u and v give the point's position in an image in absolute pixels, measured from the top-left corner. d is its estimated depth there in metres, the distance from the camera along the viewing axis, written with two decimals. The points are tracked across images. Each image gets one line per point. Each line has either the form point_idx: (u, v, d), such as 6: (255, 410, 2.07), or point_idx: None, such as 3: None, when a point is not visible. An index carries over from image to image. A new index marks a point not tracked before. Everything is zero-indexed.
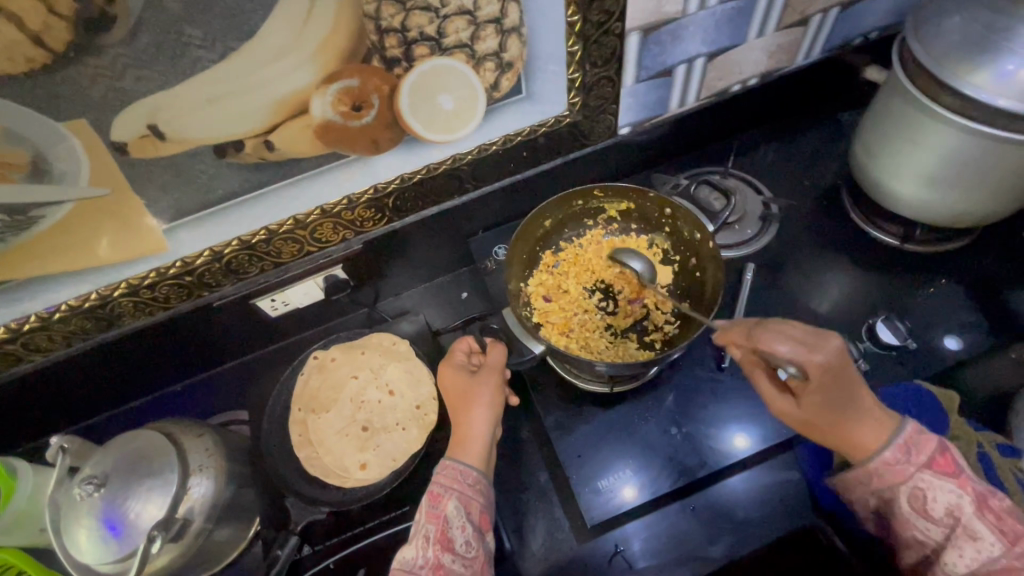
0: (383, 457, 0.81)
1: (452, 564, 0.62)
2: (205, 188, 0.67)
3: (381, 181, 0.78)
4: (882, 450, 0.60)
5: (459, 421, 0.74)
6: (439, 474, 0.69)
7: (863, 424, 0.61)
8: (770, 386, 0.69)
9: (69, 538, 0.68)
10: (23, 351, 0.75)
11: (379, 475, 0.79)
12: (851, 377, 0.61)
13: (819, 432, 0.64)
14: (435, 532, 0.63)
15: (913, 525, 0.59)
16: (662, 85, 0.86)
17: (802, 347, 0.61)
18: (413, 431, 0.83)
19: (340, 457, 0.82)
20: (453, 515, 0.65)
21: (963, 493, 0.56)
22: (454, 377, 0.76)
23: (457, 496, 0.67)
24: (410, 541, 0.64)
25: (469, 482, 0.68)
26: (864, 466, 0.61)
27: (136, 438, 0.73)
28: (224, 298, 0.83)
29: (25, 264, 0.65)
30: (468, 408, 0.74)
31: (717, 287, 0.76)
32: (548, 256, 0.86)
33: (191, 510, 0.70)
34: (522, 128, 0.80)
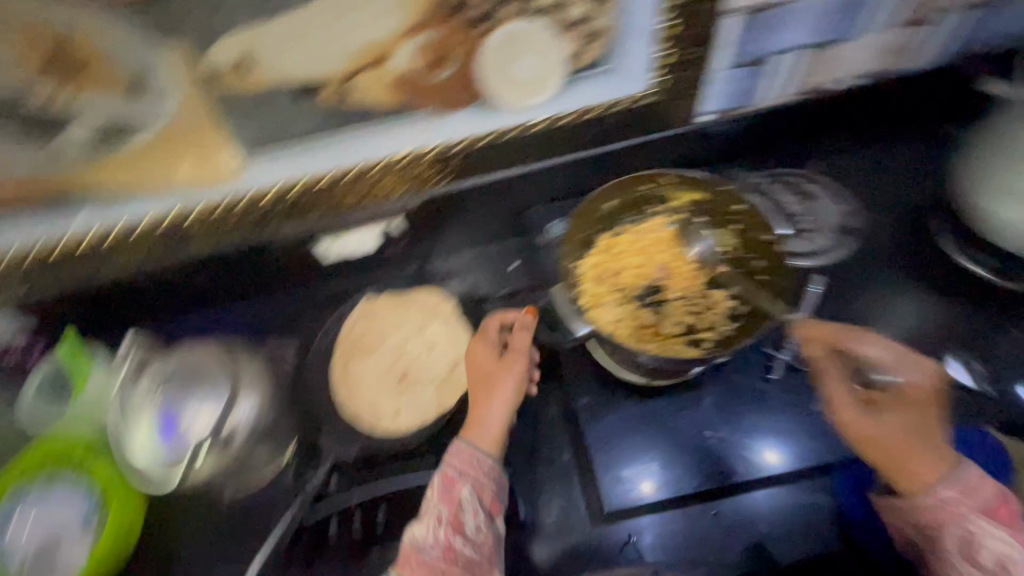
0: (414, 408, 0.84)
1: (462, 548, 0.65)
2: (284, 125, 0.69)
3: (451, 140, 0.79)
4: (938, 484, 0.63)
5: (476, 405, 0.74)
6: (454, 457, 0.71)
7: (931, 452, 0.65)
8: (843, 391, 0.71)
9: (130, 433, 0.81)
10: (104, 260, 0.80)
11: (409, 424, 0.82)
12: (929, 405, 0.70)
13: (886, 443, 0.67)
14: (447, 515, 0.66)
15: (953, 566, 0.61)
16: (755, 74, 0.81)
17: (892, 357, 0.72)
18: (445, 390, 0.84)
19: (373, 402, 0.84)
20: (466, 500, 0.67)
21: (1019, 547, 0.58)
22: (478, 361, 0.77)
23: (472, 483, 0.69)
24: (422, 519, 0.67)
25: (484, 468, 0.70)
26: (918, 497, 0.64)
27: (192, 355, 0.86)
28: (287, 236, 0.86)
29: (114, 175, 0.69)
30: (488, 395, 0.74)
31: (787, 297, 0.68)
32: (606, 238, 0.78)
33: (233, 427, 0.82)
34: (600, 103, 0.78)
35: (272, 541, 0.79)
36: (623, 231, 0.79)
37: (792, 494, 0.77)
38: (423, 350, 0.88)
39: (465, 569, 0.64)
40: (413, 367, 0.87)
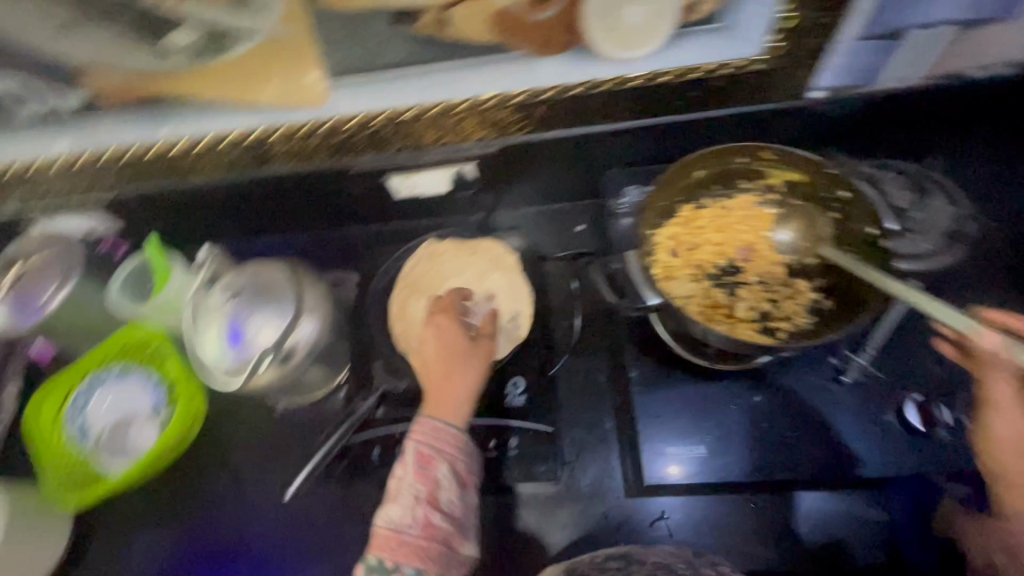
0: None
1: (440, 523, 0.65)
2: (377, 51, 0.69)
3: (540, 88, 0.74)
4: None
5: (442, 383, 0.73)
6: (424, 437, 0.69)
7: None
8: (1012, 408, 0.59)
9: (202, 333, 0.80)
10: (192, 167, 0.84)
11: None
12: None
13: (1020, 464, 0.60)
14: (424, 492, 0.66)
15: None
16: (884, 50, 0.72)
17: None
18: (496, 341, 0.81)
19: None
20: (442, 479, 0.67)
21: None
22: (446, 338, 0.76)
23: (448, 461, 0.68)
24: (394, 501, 0.66)
25: (457, 444, 0.70)
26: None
27: (265, 270, 0.82)
28: (363, 166, 0.86)
29: (207, 85, 0.71)
30: (455, 375, 0.73)
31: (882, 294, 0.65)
32: (689, 210, 0.75)
33: (295, 345, 0.79)
34: (708, 64, 0.72)
35: (318, 457, 0.84)
36: (707, 205, 0.76)
37: (846, 503, 0.73)
38: (480, 299, 0.86)
39: (442, 542, 0.65)
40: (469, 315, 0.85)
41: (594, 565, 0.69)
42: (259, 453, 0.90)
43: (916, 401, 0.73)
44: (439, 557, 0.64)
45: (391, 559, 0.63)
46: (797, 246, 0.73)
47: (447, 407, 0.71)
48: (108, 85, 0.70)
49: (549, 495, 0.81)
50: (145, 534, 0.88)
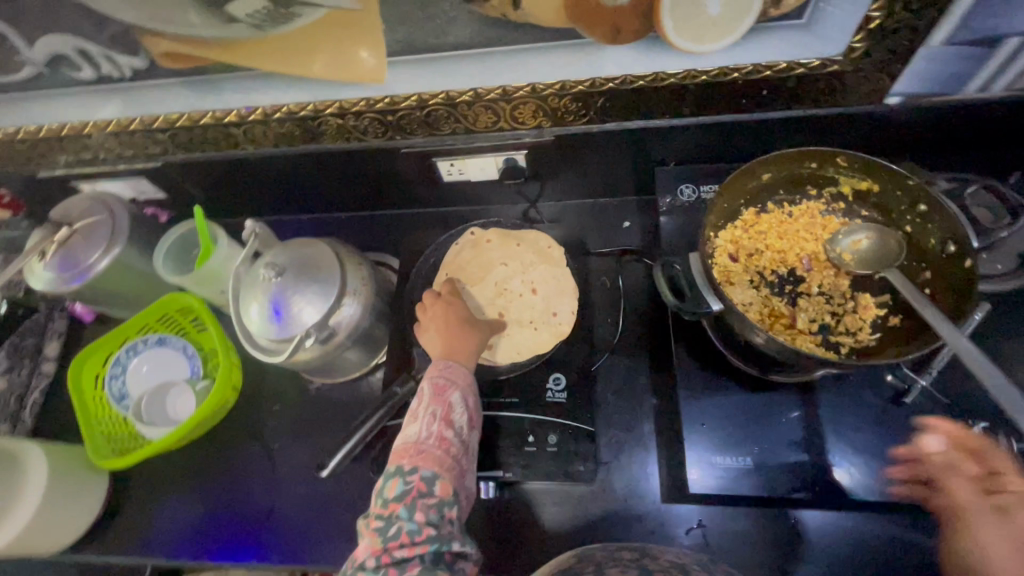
0: (510, 347, 0.81)
1: (453, 440, 0.64)
2: (440, 30, 0.67)
3: (602, 77, 0.72)
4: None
5: (452, 332, 0.74)
6: (435, 372, 0.69)
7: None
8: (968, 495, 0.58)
9: (245, 307, 0.79)
10: (241, 137, 0.84)
11: (507, 360, 0.80)
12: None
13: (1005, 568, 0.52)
14: (441, 412, 0.65)
15: None
16: (973, 57, 0.67)
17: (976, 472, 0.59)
18: (542, 335, 0.81)
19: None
20: (456, 403, 0.67)
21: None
22: (446, 305, 0.77)
23: (461, 389, 0.68)
24: (412, 419, 0.65)
25: (466, 378, 0.70)
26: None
27: (313, 246, 0.81)
28: (412, 148, 0.85)
29: (260, 55, 0.69)
30: (465, 328, 0.75)
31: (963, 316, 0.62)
32: (750, 214, 0.75)
33: (339, 323, 0.79)
34: (778, 62, 0.69)
35: (354, 440, 0.76)
36: (768, 210, 0.75)
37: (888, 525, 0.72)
38: (523, 287, 0.85)
39: (458, 458, 0.64)
40: (514, 303, 0.84)
41: (608, 555, 0.68)
42: (292, 426, 0.91)
43: (982, 427, 0.69)
44: (454, 470, 0.62)
45: (410, 464, 0.61)
46: (869, 258, 0.71)
47: (455, 352, 0.72)
48: (167, 49, 0.69)
49: (583, 493, 0.81)
50: (176, 499, 0.88)
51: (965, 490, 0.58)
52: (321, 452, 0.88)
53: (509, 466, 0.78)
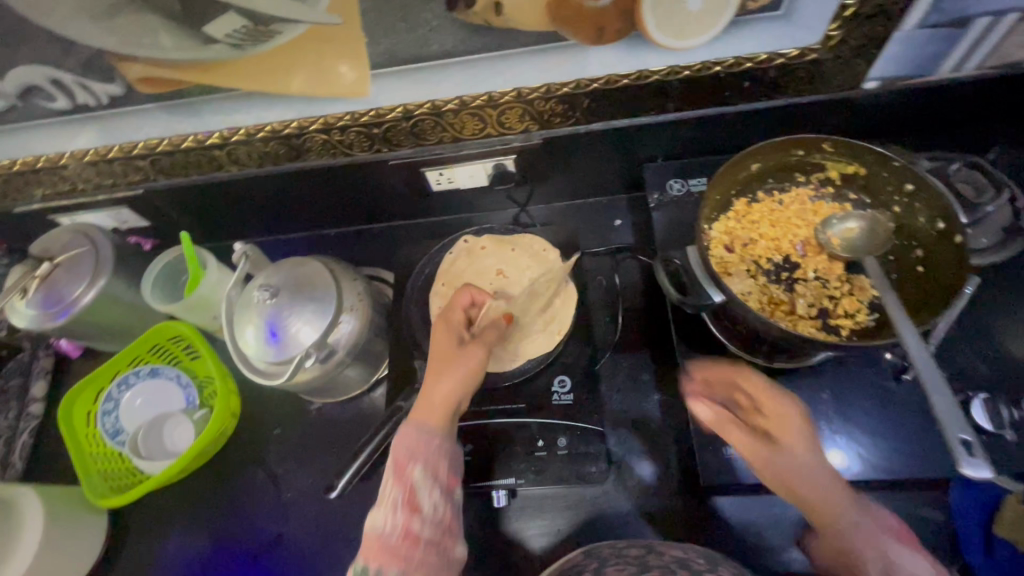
0: (525, 358, 0.80)
1: (423, 527, 0.59)
2: (423, 40, 0.66)
3: (586, 78, 0.72)
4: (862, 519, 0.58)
5: (430, 379, 0.68)
6: (400, 440, 0.64)
7: (857, 505, 0.59)
8: (747, 438, 0.63)
9: (240, 331, 0.77)
10: (225, 159, 0.83)
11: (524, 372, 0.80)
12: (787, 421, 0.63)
13: (817, 490, 0.59)
14: (402, 497, 0.59)
15: None
16: (945, 38, 0.68)
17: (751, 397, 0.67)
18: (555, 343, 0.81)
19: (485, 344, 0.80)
20: (420, 481, 0.61)
21: (930, 569, 0.55)
22: (445, 330, 0.72)
23: (424, 463, 0.62)
24: (377, 506, 0.60)
25: (433, 446, 0.63)
26: (843, 538, 0.58)
27: (304, 265, 0.80)
28: (400, 159, 0.84)
29: (240, 75, 0.68)
30: (445, 370, 0.68)
31: (957, 291, 0.64)
32: (742, 205, 0.76)
33: (338, 340, 0.78)
34: (758, 54, 0.70)
35: (361, 459, 0.75)
36: (759, 199, 0.76)
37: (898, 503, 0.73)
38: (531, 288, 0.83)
39: (430, 547, 0.58)
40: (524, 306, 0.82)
41: (614, 551, 0.68)
42: (295, 450, 0.89)
43: (984, 398, 0.69)
44: (425, 563, 0.57)
45: (374, 564, 0.56)
46: (862, 240, 0.72)
47: (430, 412, 0.65)
48: (142, 73, 0.67)
49: (596, 493, 0.81)
50: (181, 533, 0.86)
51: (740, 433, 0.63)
52: (327, 472, 0.87)
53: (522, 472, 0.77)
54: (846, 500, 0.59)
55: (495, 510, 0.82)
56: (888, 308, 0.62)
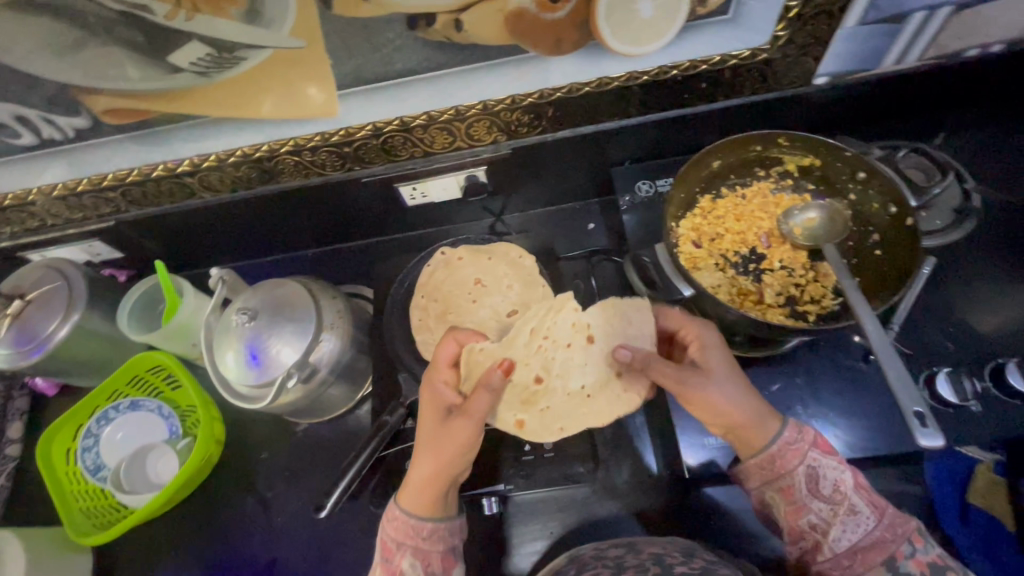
0: (545, 424, 0.75)
1: None
2: (387, 59, 0.67)
3: (549, 88, 0.74)
4: (780, 430, 0.64)
5: (420, 463, 0.68)
6: (390, 524, 0.66)
7: (774, 418, 0.65)
8: (674, 373, 0.66)
9: (220, 356, 0.77)
10: (197, 186, 0.83)
11: (536, 439, 0.74)
12: (710, 351, 0.68)
13: (740, 411, 0.64)
14: None
15: (808, 509, 0.61)
16: (886, 34, 0.71)
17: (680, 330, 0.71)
18: (579, 410, 0.75)
19: (502, 405, 0.75)
20: (409, 569, 0.64)
21: (845, 470, 0.63)
22: (432, 402, 0.71)
23: (412, 551, 0.65)
24: None
25: (423, 533, 0.65)
26: (766, 450, 0.63)
27: (282, 287, 0.80)
28: (373, 176, 0.86)
29: (207, 103, 0.69)
30: (437, 452, 0.67)
31: (912, 272, 0.67)
32: (707, 201, 0.79)
33: (320, 359, 0.78)
34: (712, 56, 0.72)
35: (348, 478, 0.75)
36: (723, 195, 0.79)
37: (879, 482, 0.74)
38: (562, 348, 0.76)
39: None
40: (558, 369, 0.76)
41: (597, 554, 0.69)
42: (282, 473, 0.88)
43: (946, 373, 0.73)
44: None
45: None
46: (823, 228, 0.76)
47: (420, 501, 0.66)
48: (109, 105, 0.68)
49: (585, 494, 0.82)
50: (168, 566, 0.85)
51: (667, 366, 0.67)
52: (316, 494, 0.86)
53: (510, 478, 0.78)
54: (766, 415, 0.65)
55: (485, 519, 0.82)
56: (849, 293, 0.66)
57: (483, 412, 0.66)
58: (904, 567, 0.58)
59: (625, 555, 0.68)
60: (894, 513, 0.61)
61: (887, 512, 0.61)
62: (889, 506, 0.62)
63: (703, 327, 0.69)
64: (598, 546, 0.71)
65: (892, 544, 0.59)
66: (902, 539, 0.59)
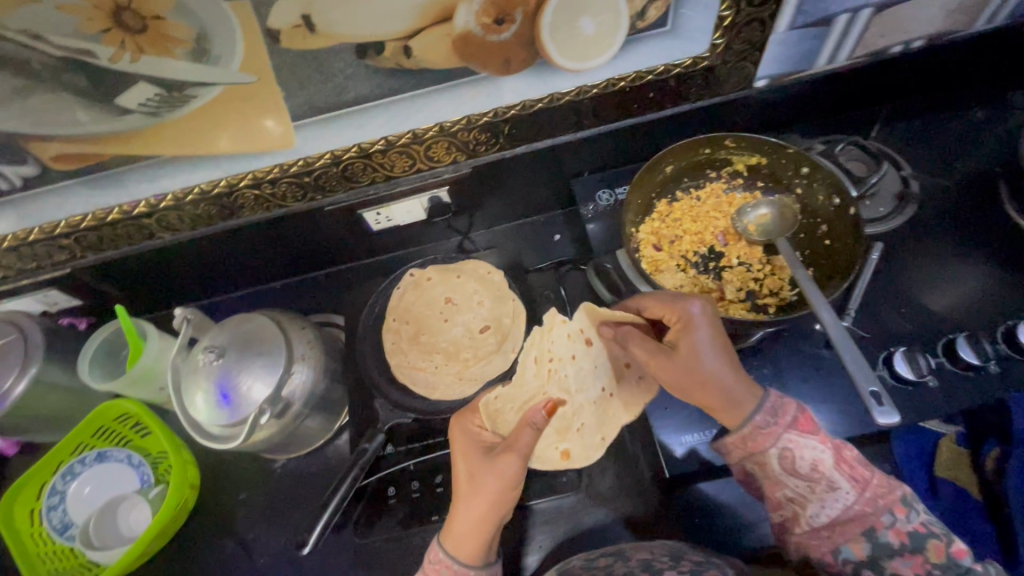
0: (586, 443, 0.77)
1: None
2: (339, 88, 0.67)
3: (503, 106, 0.75)
4: (753, 412, 0.61)
5: (460, 507, 0.66)
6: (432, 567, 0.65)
7: (752, 398, 0.63)
8: (647, 353, 0.69)
9: (188, 399, 0.75)
10: (155, 226, 0.81)
11: (586, 460, 0.76)
12: (689, 331, 0.66)
13: (715, 390, 0.64)
14: None
15: (784, 485, 0.61)
16: (816, 36, 0.74)
17: (664, 310, 0.70)
18: (607, 415, 0.78)
19: (540, 444, 0.78)
20: None
21: (825, 448, 0.60)
22: (468, 443, 0.71)
23: None
24: None
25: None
26: (739, 430, 0.62)
27: (250, 321, 0.79)
28: (335, 204, 0.86)
29: (159, 142, 0.68)
30: (478, 494, 0.65)
31: (856, 260, 0.72)
32: (664, 205, 0.83)
33: (293, 393, 0.77)
34: (656, 66, 0.74)
35: (330, 510, 0.74)
36: (679, 198, 0.84)
37: None
38: (568, 363, 0.76)
39: None
40: (575, 385, 0.76)
41: (587, 564, 0.68)
42: (263, 512, 0.86)
43: (903, 352, 0.76)
44: None
45: None
46: (775, 222, 0.80)
47: (464, 545, 0.65)
48: (58, 151, 0.66)
49: (572, 503, 0.82)
50: None
51: (642, 346, 0.70)
52: (299, 530, 0.84)
53: None
54: (740, 397, 0.63)
55: None
56: (803, 286, 0.69)
57: (530, 445, 0.66)
58: (885, 537, 0.57)
59: (614, 564, 0.68)
60: (878, 484, 0.59)
61: (870, 485, 0.59)
62: (872, 477, 0.59)
63: (687, 305, 0.67)
64: (588, 555, 0.71)
65: (873, 516, 0.58)
66: (883, 511, 0.58)
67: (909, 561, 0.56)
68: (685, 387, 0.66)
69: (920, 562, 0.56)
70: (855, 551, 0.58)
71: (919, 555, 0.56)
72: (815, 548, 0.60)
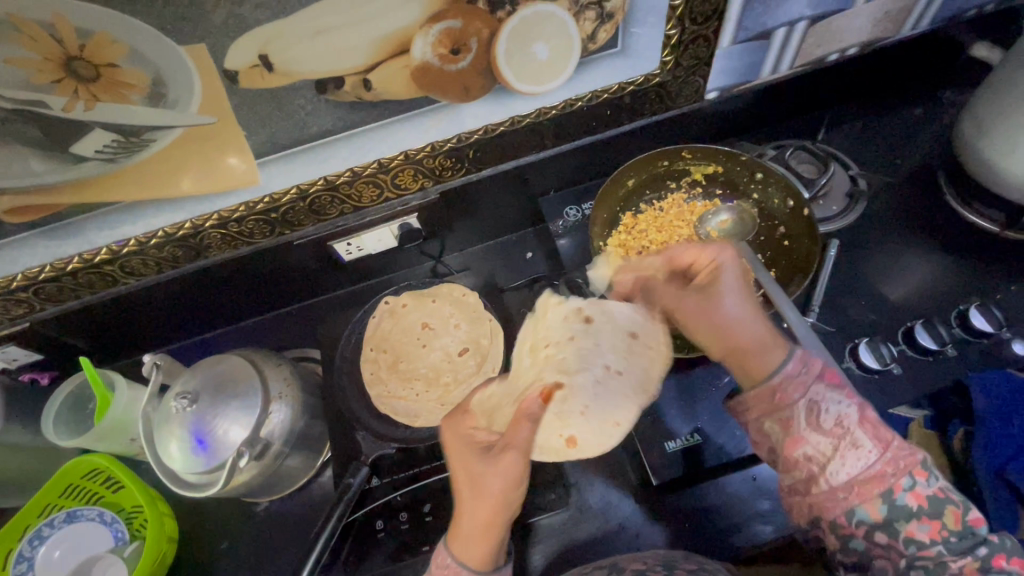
0: (591, 428, 0.74)
1: None
2: (301, 123, 0.67)
3: (465, 131, 0.77)
4: (785, 362, 0.61)
5: (465, 510, 0.65)
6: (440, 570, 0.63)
7: (781, 348, 0.63)
8: (682, 296, 0.72)
9: (161, 448, 0.73)
10: (118, 273, 0.79)
11: (597, 444, 0.74)
12: (724, 276, 0.70)
13: (746, 335, 0.65)
14: None
15: (806, 442, 0.59)
16: (757, 49, 0.78)
17: (696, 258, 0.73)
18: (616, 394, 0.76)
19: (543, 434, 0.74)
20: None
21: (851, 404, 0.59)
22: (465, 446, 0.69)
23: None
24: None
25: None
26: (768, 381, 0.61)
27: (221, 362, 0.77)
28: (304, 238, 0.86)
29: (119, 187, 0.67)
30: (483, 495, 0.64)
31: (812, 258, 0.78)
32: (628, 217, 0.88)
33: (271, 432, 0.75)
34: (611, 85, 0.77)
35: (317, 552, 0.72)
36: (642, 209, 0.88)
37: None
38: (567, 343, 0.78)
39: None
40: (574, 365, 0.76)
41: None
42: (246, 559, 0.83)
43: (866, 343, 0.79)
44: None
45: None
46: (735, 226, 0.85)
47: (473, 545, 0.63)
48: (12, 204, 0.64)
49: (564, 519, 0.82)
50: None
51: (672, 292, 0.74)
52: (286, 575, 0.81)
53: None
54: (771, 342, 0.64)
55: None
56: (767, 286, 0.71)
57: (528, 440, 0.66)
58: (902, 499, 0.56)
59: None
60: (898, 446, 0.58)
61: (891, 446, 0.58)
62: (893, 440, 0.58)
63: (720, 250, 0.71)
64: (583, 570, 0.71)
65: (892, 477, 0.56)
66: (903, 473, 0.56)
67: (926, 525, 0.55)
68: (715, 330, 0.68)
69: (936, 527, 0.55)
70: (871, 513, 0.56)
71: (936, 520, 0.55)
72: (829, 510, 0.58)
